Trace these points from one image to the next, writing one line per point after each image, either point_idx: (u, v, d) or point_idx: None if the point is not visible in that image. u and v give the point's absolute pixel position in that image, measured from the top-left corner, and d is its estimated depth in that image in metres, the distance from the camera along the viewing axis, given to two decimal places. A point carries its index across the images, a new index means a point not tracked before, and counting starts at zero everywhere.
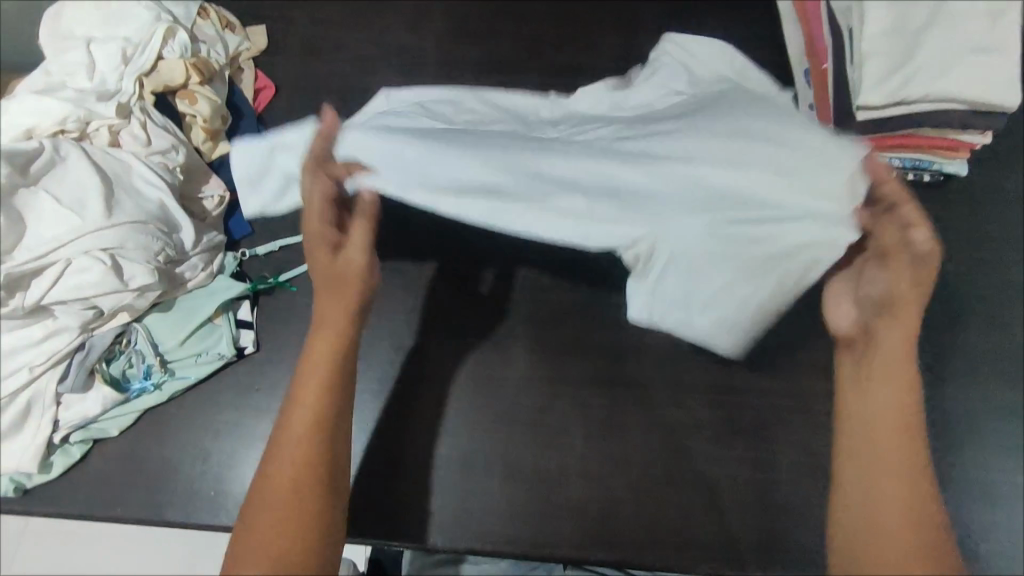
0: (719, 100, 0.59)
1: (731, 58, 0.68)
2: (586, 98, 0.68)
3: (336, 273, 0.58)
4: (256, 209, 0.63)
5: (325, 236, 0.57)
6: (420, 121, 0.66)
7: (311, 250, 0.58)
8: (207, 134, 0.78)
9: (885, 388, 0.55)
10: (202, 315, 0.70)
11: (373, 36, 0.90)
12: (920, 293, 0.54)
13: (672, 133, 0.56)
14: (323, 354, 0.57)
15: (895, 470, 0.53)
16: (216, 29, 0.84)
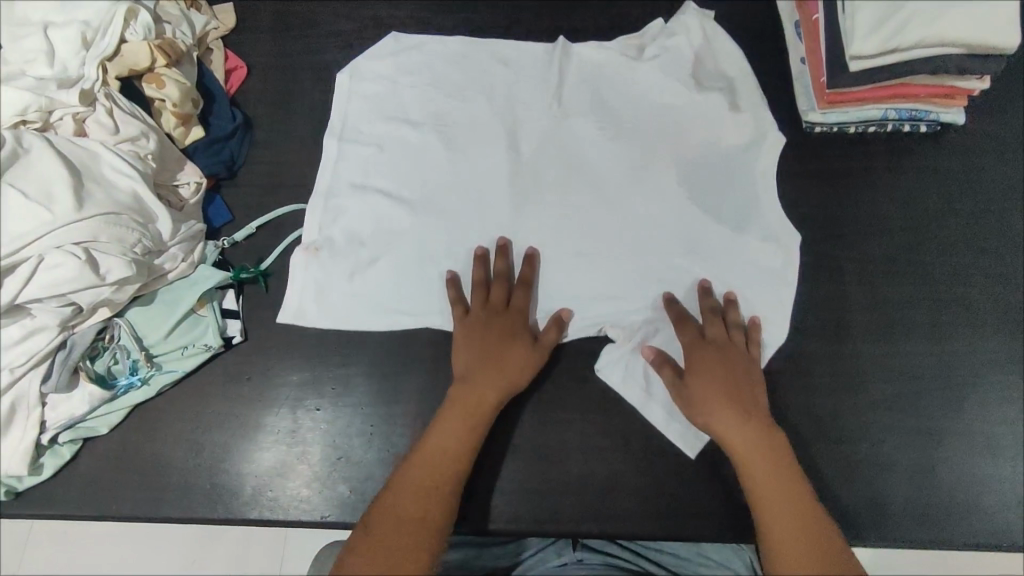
0: (662, 81, 0.79)
1: (705, 39, 0.80)
2: (603, 52, 0.80)
3: (505, 360, 0.66)
4: (290, 311, 0.71)
5: (509, 326, 0.68)
6: (427, 99, 0.79)
7: (484, 330, 0.67)
8: (177, 119, 0.74)
9: (737, 425, 0.63)
10: (183, 307, 0.67)
11: (345, 8, 0.86)
12: (732, 358, 0.66)
13: (623, 129, 0.78)
14: (458, 425, 0.63)
15: (771, 487, 0.60)
16: (181, 8, 0.80)
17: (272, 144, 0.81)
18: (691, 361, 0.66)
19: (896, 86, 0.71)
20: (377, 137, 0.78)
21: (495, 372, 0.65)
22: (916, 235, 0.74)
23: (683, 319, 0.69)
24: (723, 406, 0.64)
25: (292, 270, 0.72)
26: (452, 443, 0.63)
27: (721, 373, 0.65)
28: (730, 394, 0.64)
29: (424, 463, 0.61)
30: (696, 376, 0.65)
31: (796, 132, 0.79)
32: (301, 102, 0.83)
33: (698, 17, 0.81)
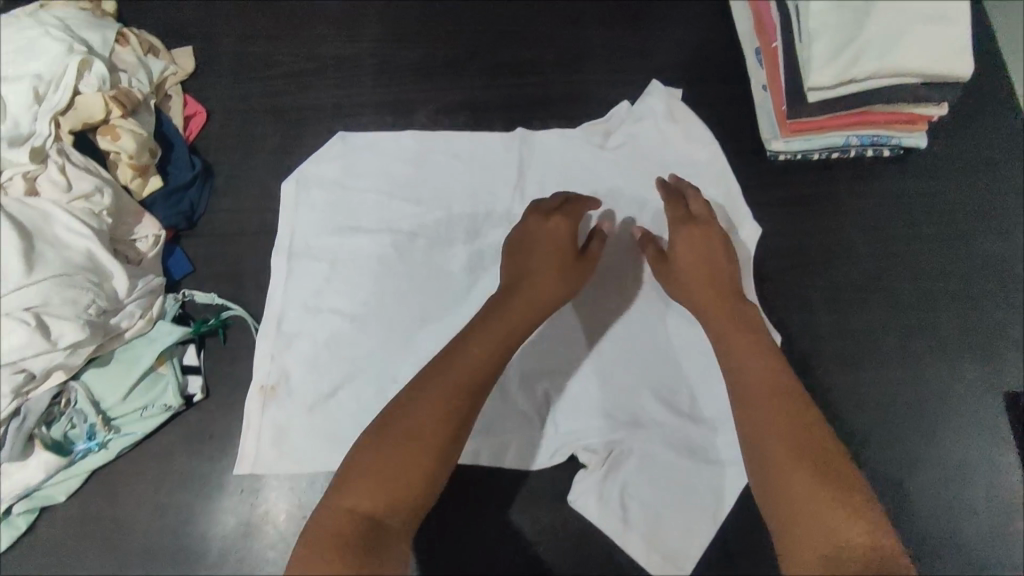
0: (619, 125, 0.80)
1: (668, 114, 0.79)
2: (564, 140, 0.79)
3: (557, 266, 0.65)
4: (246, 458, 0.67)
5: (560, 234, 0.66)
6: (380, 198, 0.77)
7: (536, 239, 0.66)
8: (134, 170, 0.73)
9: (704, 272, 0.67)
10: (143, 365, 0.67)
11: (305, 48, 0.86)
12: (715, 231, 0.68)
13: (585, 169, 0.78)
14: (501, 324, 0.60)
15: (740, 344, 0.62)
16: (137, 55, 0.80)
17: (232, 190, 0.79)
18: (674, 241, 0.69)
19: (857, 117, 0.71)
20: (341, 187, 0.78)
21: (546, 277, 0.64)
22: (883, 261, 0.73)
23: (672, 199, 0.72)
24: (700, 291, 0.67)
25: (248, 414, 0.68)
26: (486, 344, 0.58)
27: (702, 254, 0.67)
28: (707, 274, 0.67)
29: (445, 361, 0.57)
30: (680, 258, 0.68)
31: (762, 160, 0.78)
32: (261, 145, 0.81)
33: (665, 100, 0.80)
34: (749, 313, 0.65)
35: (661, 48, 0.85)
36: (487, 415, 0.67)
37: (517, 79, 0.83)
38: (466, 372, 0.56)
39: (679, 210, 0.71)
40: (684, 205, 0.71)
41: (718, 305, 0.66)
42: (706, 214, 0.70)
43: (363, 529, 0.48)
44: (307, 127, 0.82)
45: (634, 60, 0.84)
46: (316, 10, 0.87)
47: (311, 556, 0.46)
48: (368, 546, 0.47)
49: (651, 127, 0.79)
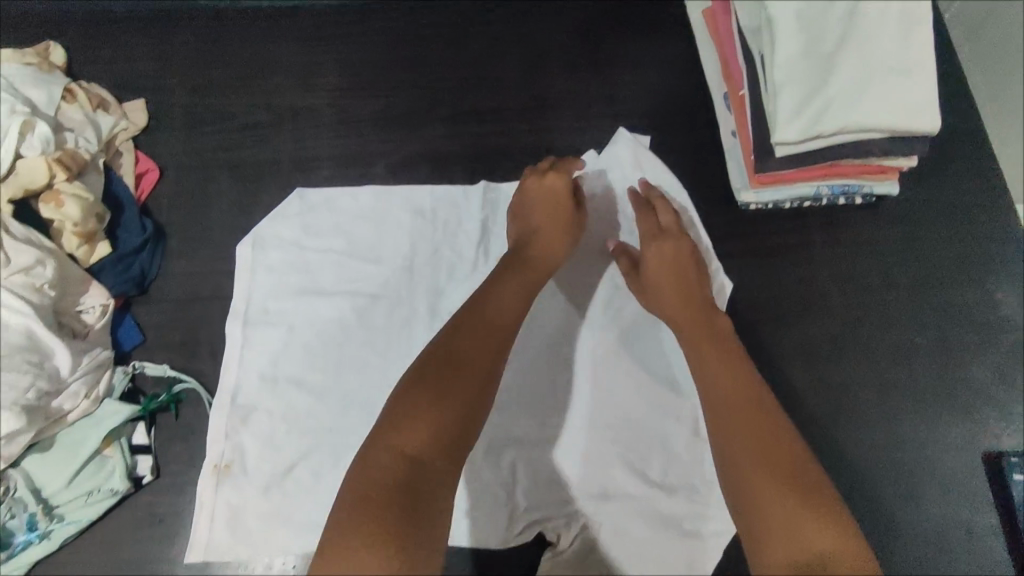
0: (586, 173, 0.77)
1: (636, 163, 0.77)
2: None
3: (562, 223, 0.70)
4: (200, 543, 0.65)
5: (562, 195, 0.71)
6: (340, 258, 0.75)
7: (541, 199, 0.71)
8: (79, 238, 0.70)
9: (684, 285, 0.67)
10: (88, 448, 0.64)
11: (262, 99, 0.83)
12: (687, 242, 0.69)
13: None
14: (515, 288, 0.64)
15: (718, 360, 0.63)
16: (86, 111, 0.77)
17: (186, 252, 0.76)
18: (648, 255, 0.68)
19: (827, 170, 0.69)
20: (299, 247, 0.75)
21: (552, 232, 0.69)
22: (857, 314, 0.71)
23: (643, 211, 0.72)
24: (678, 304, 0.66)
25: (201, 496, 0.66)
26: (502, 301, 0.63)
27: (675, 265, 0.67)
28: (683, 285, 0.67)
29: (468, 322, 0.60)
30: (653, 273, 0.68)
31: (733, 210, 0.76)
32: (216, 202, 0.78)
33: (631, 147, 0.77)
34: (719, 324, 0.65)
35: (628, 93, 0.83)
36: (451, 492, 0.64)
37: (480, 128, 0.81)
38: (484, 326, 0.60)
39: (650, 223, 0.71)
40: (654, 219, 0.71)
41: (696, 320, 0.65)
42: (674, 226, 0.70)
43: (407, 472, 0.49)
44: (263, 182, 0.79)
45: (601, 105, 0.82)
46: (273, 58, 0.84)
47: (360, 496, 0.47)
48: (414, 492, 0.48)
49: (619, 177, 0.77)
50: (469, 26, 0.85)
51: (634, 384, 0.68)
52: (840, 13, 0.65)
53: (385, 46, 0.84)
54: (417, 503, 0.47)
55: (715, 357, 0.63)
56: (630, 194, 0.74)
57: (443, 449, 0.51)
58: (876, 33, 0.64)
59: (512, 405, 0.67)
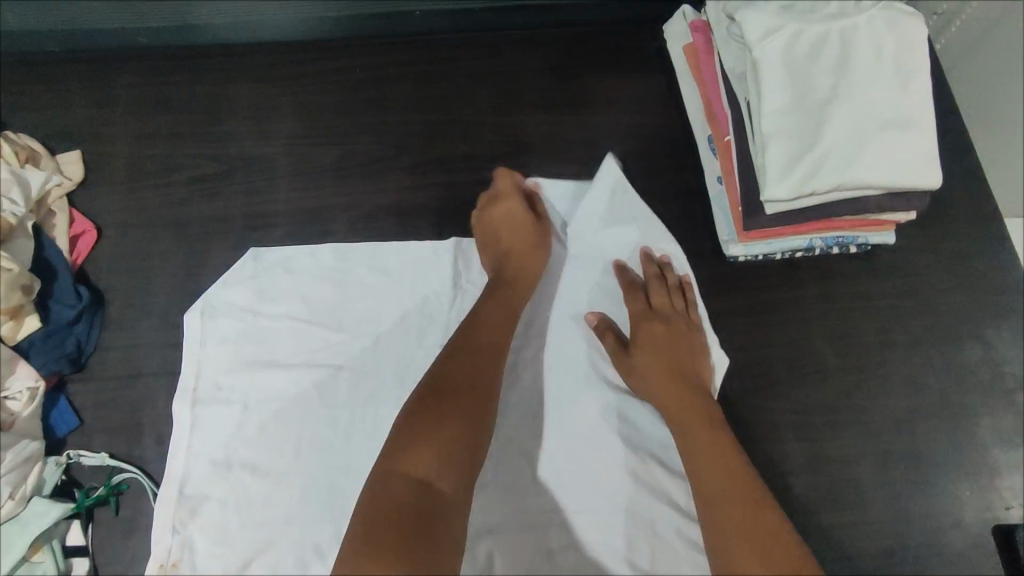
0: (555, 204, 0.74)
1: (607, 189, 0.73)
2: None
3: (532, 237, 0.70)
4: None
5: (522, 213, 0.70)
6: (299, 323, 0.68)
7: (503, 222, 0.70)
8: (4, 314, 0.62)
9: (673, 363, 0.64)
10: (13, 555, 0.57)
11: (210, 146, 0.76)
12: (683, 321, 0.67)
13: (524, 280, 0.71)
14: (500, 309, 0.65)
15: (706, 442, 0.59)
16: (13, 167, 0.68)
17: (127, 322, 0.70)
18: (637, 336, 0.66)
19: (820, 226, 0.65)
20: (253, 313, 0.68)
21: (522, 254, 0.69)
22: (856, 374, 0.67)
23: (629, 290, 0.69)
24: (668, 387, 0.63)
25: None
26: (494, 320, 0.65)
27: (663, 348, 0.65)
28: (672, 366, 0.64)
29: (466, 342, 0.62)
30: (641, 352, 0.65)
31: (720, 262, 0.72)
32: (161, 265, 0.72)
33: (614, 180, 0.73)
34: (710, 408, 0.62)
35: (606, 136, 0.78)
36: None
37: (450, 175, 0.75)
38: (482, 344, 0.62)
39: (640, 302, 0.68)
40: (643, 297, 0.68)
41: (687, 403, 0.62)
42: (668, 306, 0.67)
43: (416, 496, 0.51)
44: (212, 241, 0.72)
45: (578, 151, 0.77)
46: (222, 101, 0.78)
47: (373, 524, 0.49)
48: (426, 515, 0.51)
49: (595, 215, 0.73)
50: (436, 64, 0.79)
51: (621, 460, 0.63)
52: (827, 65, 0.62)
53: (345, 86, 0.78)
54: (427, 525, 0.50)
55: (706, 439, 0.59)
56: (614, 270, 0.71)
57: (449, 471, 0.54)
58: (867, 85, 0.61)
59: (489, 488, 0.62)
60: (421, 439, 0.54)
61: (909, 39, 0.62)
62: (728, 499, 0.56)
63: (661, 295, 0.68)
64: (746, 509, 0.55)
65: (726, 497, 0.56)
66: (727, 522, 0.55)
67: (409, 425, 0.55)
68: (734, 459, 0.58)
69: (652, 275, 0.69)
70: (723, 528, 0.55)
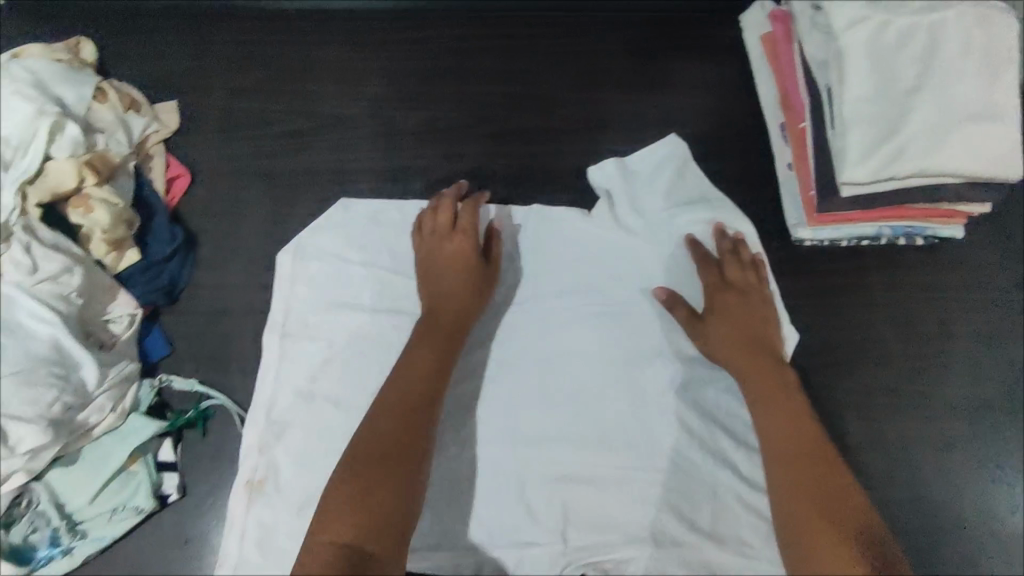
0: (625, 168, 0.77)
1: (675, 160, 0.77)
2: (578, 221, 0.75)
3: (466, 278, 0.68)
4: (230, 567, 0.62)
5: (461, 253, 0.69)
6: (383, 273, 0.72)
7: (450, 260, 0.68)
8: (108, 245, 0.68)
9: (747, 334, 0.67)
10: (113, 465, 0.62)
11: (301, 105, 0.80)
12: (760, 293, 0.69)
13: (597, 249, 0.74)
14: (427, 358, 0.64)
15: (779, 410, 0.63)
16: (117, 112, 0.74)
17: (217, 262, 0.74)
18: (713, 306, 0.68)
19: (893, 213, 0.67)
20: (337, 260, 0.72)
21: (459, 294, 0.67)
22: (918, 361, 0.69)
23: (702, 263, 0.71)
24: (744, 357, 0.66)
25: (231, 513, 0.63)
26: (424, 367, 0.64)
27: (738, 316, 0.67)
28: (747, 336, 0.66)
29: (390, 394, 0.62)
30: (715, 321, 0.67)
31: (787, 245, 0.74)
32: (250, 213, 0.76)
33: (680, 152, 0.77)
34: (787, 380, 0.64)
35: (678, 118, 0.82)
36: (496, 525, 0.65)
37: (530, 144, 0.80)
38: (412, 394, 0.62)
39: (715, 273, 0.70)
40: (718, 269, 0.70)
41: (762, 370, 0.65)
42: (743, 279, 0.70)
43: (350, 561, 0.53)
44: (301, 193, 0.77)
45: (649, 133, 0.81)
46: (314, 63, 0.82)
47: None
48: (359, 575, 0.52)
49: (664, 182, 0.76)
50: (518, 40, 0.83)
51: (685, 421, 0.67)
52: (914, 56, 0.63)
53: (431, 57, 0.82)
54: None
55: (784, 409, 0.63)
56: (687, 244, 0.73)
57: (379, 532, 0.55)
58: (951, 77, 0.62)
59: (560, 438, 0.67)
60: (344, 508, 0.55)
61: (996, 33, 0.63)
62: (804, 466, 0.59)
63: (738, 269, 0.70)
64: (824, 475, 0.58)
65: (801, 461, 0.60)
66: (804, 486, 0.58)
67: (332, 490, 0.57)
68: (808, 429, 0.61)
69: (727, 249, 0.72)
70: (798, 492, 0.58)
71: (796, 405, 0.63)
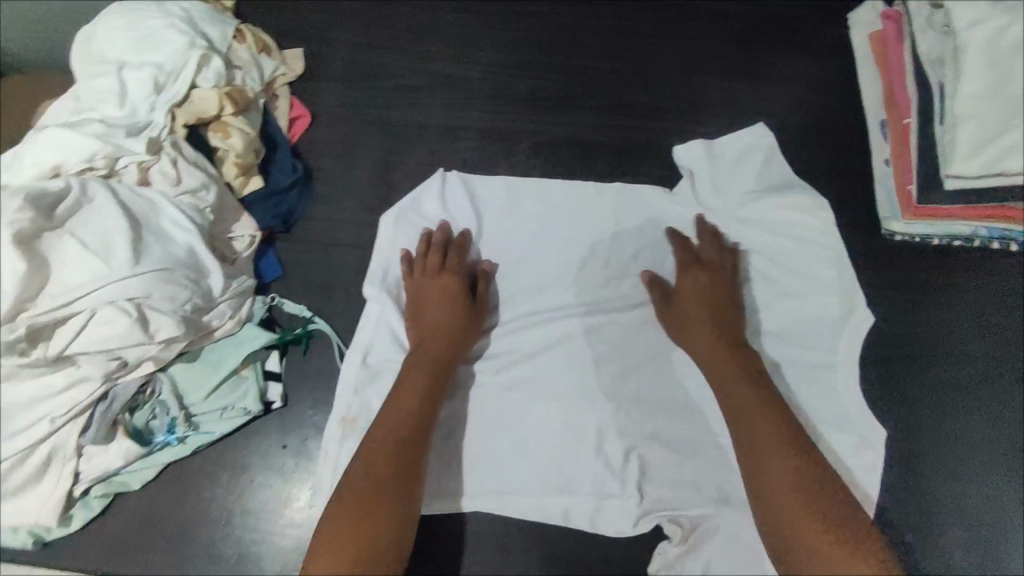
0: (716, 155, 0.80)
1: (766, 150, 0.80)
2: (671, 200, 0.79)
3: (460, 318, 0.70)
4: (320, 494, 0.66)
5: (449, 291, 0.70)
6: (493, 225, 0.78)
7: (443, 298, 0.70)
8: (238, 169, 0.74)
9: (716, 317, 0.70)
10: (228, 367, 0.67)
11: (416, 63, 0.86)
12: (722, 278, 0.73)
13: (688, 227, 0.78)
14: (420, 393, 0.65)
15: (745, 390, 0.65)
16: (252, 53, 0.81)
17: (330, 198, 0.79)
18: (682, 286, 0.72)
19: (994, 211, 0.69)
20: (445, 208, 0.78)
21: (449, 337, 0.69)
22: (995, 360, 0.72)
23: (682, 247, 0.75)
24: (711, 340, 0.69)
25: (324, 446, 0.68)
26: (416, 404, 0.64)
27: (707, 296, 0.71)
28: (716, 315, 0.70)
29: (388, 426, 0.63)
30: (685, 302, 0.71)
31: (875, 238, 0.77)
32: (363, 157, 0.81)
33: (766, 141, 0.81)
34: (751, 361, 0.68)
35: (776, 107, 0.83)
36: (575, 469, 0.69)
37: (628, 120, 0.84)
38: (405, 429, 0.63)
39: (687, 257, 0.74)
40: (693, 253, 0.75)
41: (727, 351, 0.68)
42: (716, 263, 0.74)
43: None
44: (412, 143, 0.82)
45: (747, 119, 0.83)
46: (431, 26, 0.87)
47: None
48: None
49: (750, 168, 0.79)
50: (625, 20, 0.87)
51: None
52: None
53: (540, 29, 0.87)
54: None
55: (748, 392, 0.65)
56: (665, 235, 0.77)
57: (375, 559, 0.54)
58: None
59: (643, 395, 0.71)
60: (340, 537, 0.55)
61: None
62: (765, 445, 0.61)
63: (714, 256, 0.74)
64: (789, 455, 0.60)
65: (768, 439, 0.61)
66: (766, 467, 0.60)
67: (331, 516, 0.57)
68: (775, 413, 0.63)
69: (706, 237, 0.75)
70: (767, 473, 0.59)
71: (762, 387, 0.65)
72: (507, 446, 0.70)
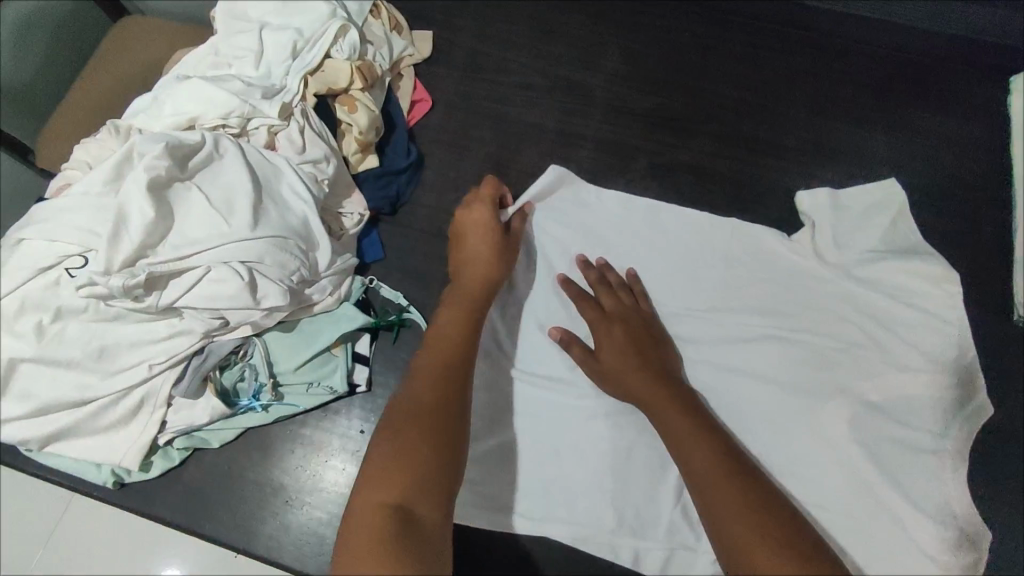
0: (844, 207, 0.76)
1: (900, 210, 0.75)
2: (790, 246, 0.75)
3: (493, 246, 0.69)
4: None
5: (483, 222, 0.70)
6: (601, 243, 0.76)
7: (476, 231, 0.70)
8: (358, 146, 0.73)
9: (644, 366, 0.65)
10: (322, 344, 0.67)
11: (542, 63, 0.84)
12: (635, 320, 0.69)
13: (803, 278, 0.74)
14: (460, 328, 0.63)
15: (676, 418, 0.61)
16: (385, 30, 0.79)
17: (439, 187, 0.78)
18: (601, 340, 0.67)
19: None
20: (553, 217, 0.76)
21: (484, 265, 0.68)
22: None
23: (578, 297, 0.70)
24: (647, 385, 0.64)
25: None
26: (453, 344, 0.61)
27: (630, 343, 0.66)
28: (638, 352, 0.66)
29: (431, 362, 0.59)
30: (607, 357, 0.66)
31: (1004, 324, 0.72)
32: (476, 150, 0.80)
33: (898, 199, 0.76)
34: (684, 392, 0.64)
35: (913, 165, 0.78)
36: (652, 508, 0.66)
37: (751, 154, 0.80)
38: (445, 359, 0.59)
39: (592, 306, 0.70)
40: (595, 303, 0.70)
41: (655, 387, 0.63)
42: (619, 304, 0.70)
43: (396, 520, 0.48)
44: (527, 144, 0.80)
45: (881, 173, 0.78)
46: (560, 28, 0.85)
47: (355, 557, 0.45)
48: (412, 540, 0.47)
49: (880, 225, 0.74)
50: (761, 50, 0.84)
51: (855, 471, 0.67)
52: None
53: (672, 47, 0.84)
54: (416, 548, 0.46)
55: (672, 414, 0.61)
56: (561, 284, 0.72)
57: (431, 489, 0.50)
58: None
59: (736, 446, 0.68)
60: (385, 468, 0.51)
61: None
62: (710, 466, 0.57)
63: (617, 300, 0.70)
64: (724, 474, 0.56)
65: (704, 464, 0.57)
66: (710, 488, 0.55)
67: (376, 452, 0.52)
68: (702, 432, 0.60)
69: (599, 274, 0.72)
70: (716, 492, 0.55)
71: (687, 409, 0.62)
72: (584, 472, 0.68)
